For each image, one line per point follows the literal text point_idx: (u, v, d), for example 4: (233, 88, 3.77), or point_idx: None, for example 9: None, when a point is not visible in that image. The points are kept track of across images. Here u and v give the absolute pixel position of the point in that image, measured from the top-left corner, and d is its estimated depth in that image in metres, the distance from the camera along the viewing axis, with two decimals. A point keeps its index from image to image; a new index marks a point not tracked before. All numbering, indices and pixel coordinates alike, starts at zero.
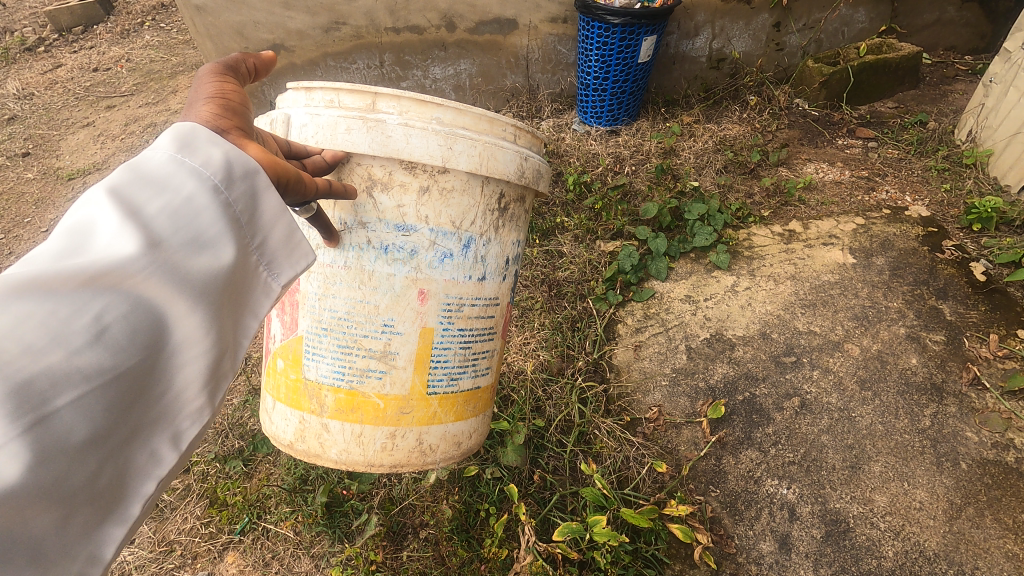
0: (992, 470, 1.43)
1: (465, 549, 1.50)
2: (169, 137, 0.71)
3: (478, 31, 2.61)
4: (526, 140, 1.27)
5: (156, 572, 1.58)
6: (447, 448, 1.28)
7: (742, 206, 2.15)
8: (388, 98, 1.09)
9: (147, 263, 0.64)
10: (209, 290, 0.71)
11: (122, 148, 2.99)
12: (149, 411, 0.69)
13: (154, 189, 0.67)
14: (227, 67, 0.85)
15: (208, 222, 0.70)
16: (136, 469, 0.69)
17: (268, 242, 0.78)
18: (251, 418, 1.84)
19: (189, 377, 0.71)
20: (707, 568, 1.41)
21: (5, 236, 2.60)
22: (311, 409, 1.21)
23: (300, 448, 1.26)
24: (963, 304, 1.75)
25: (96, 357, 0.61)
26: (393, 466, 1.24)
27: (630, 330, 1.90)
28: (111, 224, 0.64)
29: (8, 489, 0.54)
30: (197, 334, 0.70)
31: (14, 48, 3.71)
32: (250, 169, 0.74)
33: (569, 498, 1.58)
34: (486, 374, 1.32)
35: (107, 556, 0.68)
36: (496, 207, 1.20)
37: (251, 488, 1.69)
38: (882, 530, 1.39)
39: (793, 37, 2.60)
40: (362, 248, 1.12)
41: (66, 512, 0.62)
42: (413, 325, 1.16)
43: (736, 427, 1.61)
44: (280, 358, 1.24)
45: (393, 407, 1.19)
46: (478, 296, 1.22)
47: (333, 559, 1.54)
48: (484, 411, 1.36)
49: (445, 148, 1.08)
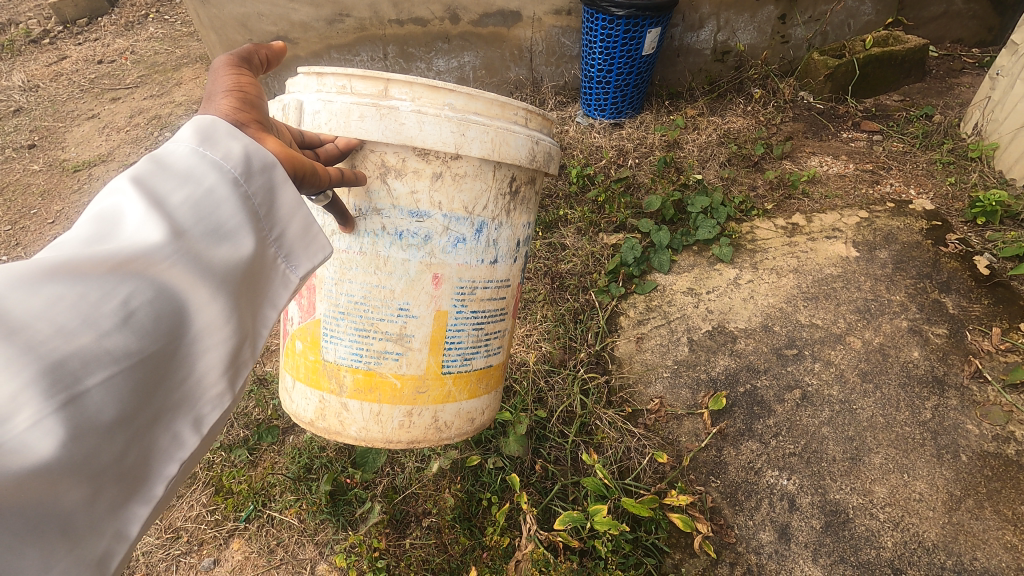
0: (993, 463, 1.44)
1: (467, 537, 1.52)
2: (191, 130, 0.74)
3: (481, 23, 2.61)
4: (537, 123, 1.26)
5: (163, 558, 1.60)
6: (461, 425, 1.31)
7: (745, 200, 2.15)
8: (401, 84, 1.08)
9: (172, 251, 0.66)
10: (229, 279, 0.72)
11: (127, 140, 3.00)
12: (172, 394, 0.70)
13: (177, 181, 0.69)
14: (241, 59, 0.87)
15: (228, 213, 0.72)
16: (160, 450, 0.70)
17: (285, 234, 0.80)
18: (257, 408, 1.85)
19: (210, 362, 0.72)
20: (707, 558, 1.43)
21: (11, 227, 2.62)
22: (330, 388, 1.24)
23: (320, 426, 1.30)
24: (965, 298, 1.74)
25: (124, 340, 0.62)
26: (411, 442, 1.27)
27: (633, 323, 1.91)
28: (137, 213, 0.66)
29: (43, 464, 0.55)
30: (218, 321, 0.72)
31: (19, 39, 3.72)
32: (268, 163, 0.77)
33: (570, 487, 1.59)
34: (498, 352, 1.33)
35: (132, 534, 0.68)
36: (507, 191, 1.19)
37: (256, 476, 1.71)
38: (882, 521, 1.40)
39: (799, 29, 2.59)
40: (377, 234, 1.13)
41: (95, 489, 0.62)
42: (428, 309, 1.17)
43: (736, 418, 1.62)
44: (299, 340, 1.25)
45: (410, 386, 1.21)
46: (490, 279, 1.23)
47: (337, 547, 1.57)
48: (496, 388, 1.38)
49: (457, 135, 1.08)
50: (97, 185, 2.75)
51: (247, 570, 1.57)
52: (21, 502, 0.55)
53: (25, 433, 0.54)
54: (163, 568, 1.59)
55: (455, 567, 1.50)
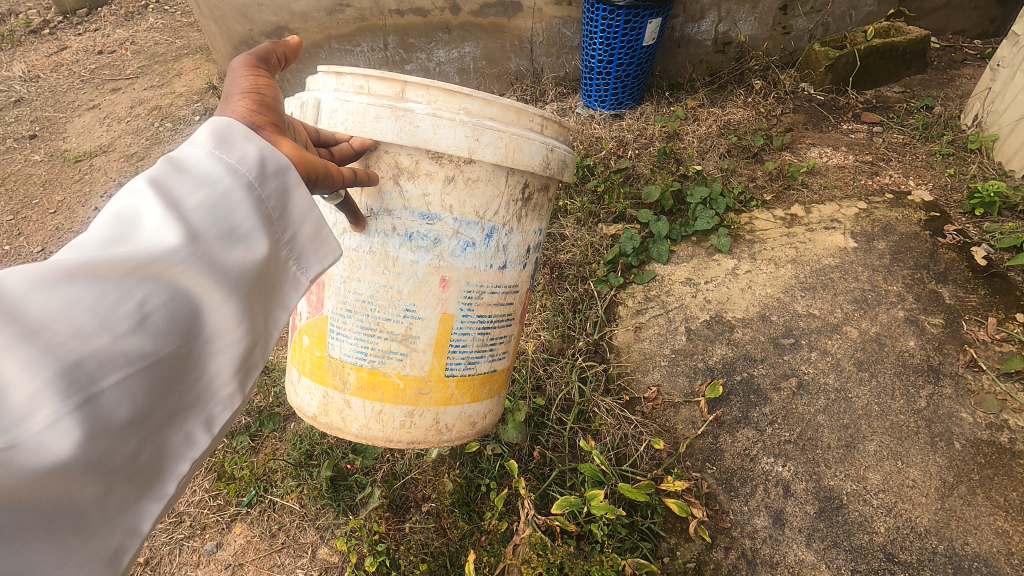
0: (986, 450, 1.45)
1: (465, 522, 1.55)
2: (208, 132, 0.75)
3: (482, 13, 2.60)
4: (553, 129, 1.25)
5: (167, 542, 1.63)
6: (463, 428, 1.33)
7: (745, 190, 2.15)
8: (418, 87, 1.08)
9: (187, 256, 0.67)
10: (242, 281, 0.74)
11: (128, 130, 3.00)
12: (187, 394, 0.72)
13: (194, 184, 0.71)
14: (260, 59, 0.89)
15: (242, 216, 0.73)
16: (173, 449, 0.71)
17: (297, 237, 0.81)
18: (258, 395, 1.88)
19: (222, 363, 0.74)
20: (702, 542, 1.45)
21: (14, 217, 2.63)
22: (334, 384, 1.26)
23: (322, 421, 1.31)
24: (963, 288, 1.75)
25: (139, 342, 0.64)
26: (411, 442, 1.29)
27: (631, 312, 1.92)
28: (154, 216, 0.67)
29: (58, 463, 0.57)
30: (230, 324, 0.73)
31: (19, 30, 3.71)
32: (282, 166, 0.78)
33: (569, 473, 1.61)
34: (503, 357, 1.34)
35: (144, 530, 0.69)
36: (520, 196, 1.19)
37: (257, 463, 1.72)
38: (874, 507, 1.42)
39: (800, 20, 2.58)
40: (387, 234, 1.14)
41: (107, 487, 0.64)
42: (434, 311, 1.18)
43: (733, 406, 1.63)
44: (306, 335, 1.27)
45: (412, 387, 1.23)
46: (498, 284, 1.23)
47: (338, 531, 1.59)
48: (500, 391, 1.40)
49: (471, 139, 1.07)
50: (98, 176, 2.76)
51: (249, 554, 1.60)
52: (36, 498, 0.56)
53: (42, 432, 0.55)
54: (167, 551, 1.61)
55: (454, 550, 1.52)
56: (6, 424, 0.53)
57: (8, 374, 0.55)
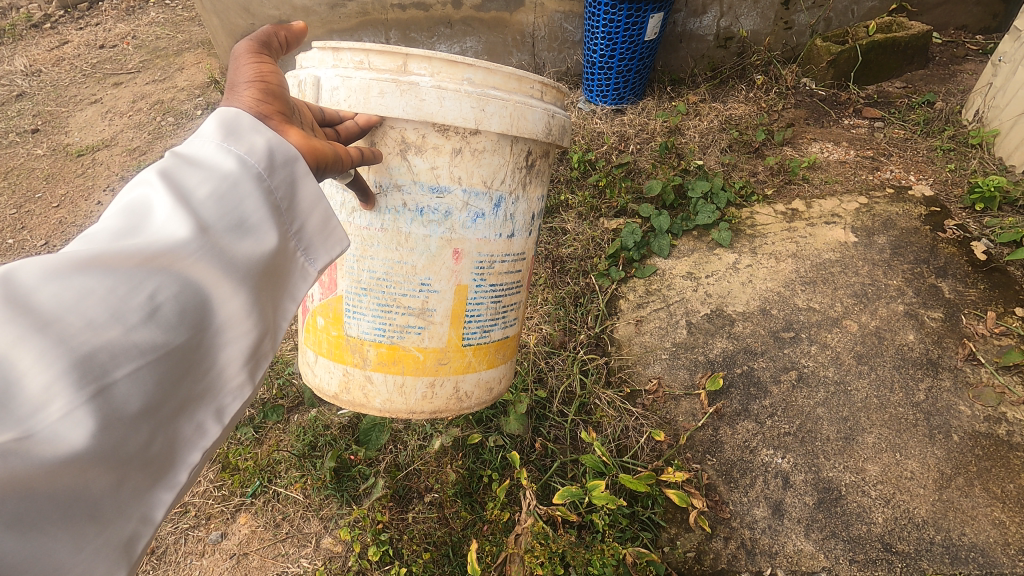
0: (984, 443, 1.47)
1: (468, 512, 1.57)
2: (216, 125, 0.77)
3: (483, 9, 2.61)
4: (553, 96, 1.25)
5: (172, 532, 1.64)
6: (480, 395, 1.36)
7: (746, 185, 2.16)
8: (419, 59, 1.07)
9: (197, 247, 0.68)
10: (252, 273, 0.75)
11: (131, 125, 3.01)
12: (199, 384, 0.73)
13: (203, 176, 0.72)
14: (260, 45, 0.91)
15: (251, 208, 0.74)
16: (185, 439, 0.72)
17: (305, 228, 0.83)
18: (262, 388, 1.90)
19: (232, 354, 0.75)
20: (702, 532, 1.46)
21: (17, 211, 2.63)
22: (354, 362, 1.28)
23: (344, 399, 1.34)
24: (962, 283, 1.76)
25: (150, 333, 0.65)
26: (433, 412, 1.32)
27: (632, 306, 1.93)
28: (164, 208, 0.69)
29: (73, 453, 0.58)
30: (240, 315, 0.74)
31: (20, 24, 3.70)
32: (291, 156, 0.80)
33: (569, 464, 1.63)
34: (514, 324, 1.37)
35: (157, 518, 0.71)
36: (524, 165, 1.19)
37: (262, 454, 1.74)
38: (873, 498, 1.43)
39: (802, 15, 2.58)
40: (398, 211, 1.14)
41: (120, 476, 0.65)
42: (449, 284, 1.20)
43: (733, 399, 1.65)
44: (320, 316, 1.27)
45: (432, 358, 1.25)
46: (508, 253, 1.24)
47: (341, 521, 1.61)
48: (513, 357, 1.42)
49: (477, 110, 1.08)
50: (101, 170, 2.77)
51: (253, 544, 1.61)
52: (50, 487, 0.57)
53: (57, 423, 0.56)
54: (172, 541, 1.63)
55: (456, 540, 1.54)
56: (23, 415, 0.55)
57: (22, 366, 0.56)
